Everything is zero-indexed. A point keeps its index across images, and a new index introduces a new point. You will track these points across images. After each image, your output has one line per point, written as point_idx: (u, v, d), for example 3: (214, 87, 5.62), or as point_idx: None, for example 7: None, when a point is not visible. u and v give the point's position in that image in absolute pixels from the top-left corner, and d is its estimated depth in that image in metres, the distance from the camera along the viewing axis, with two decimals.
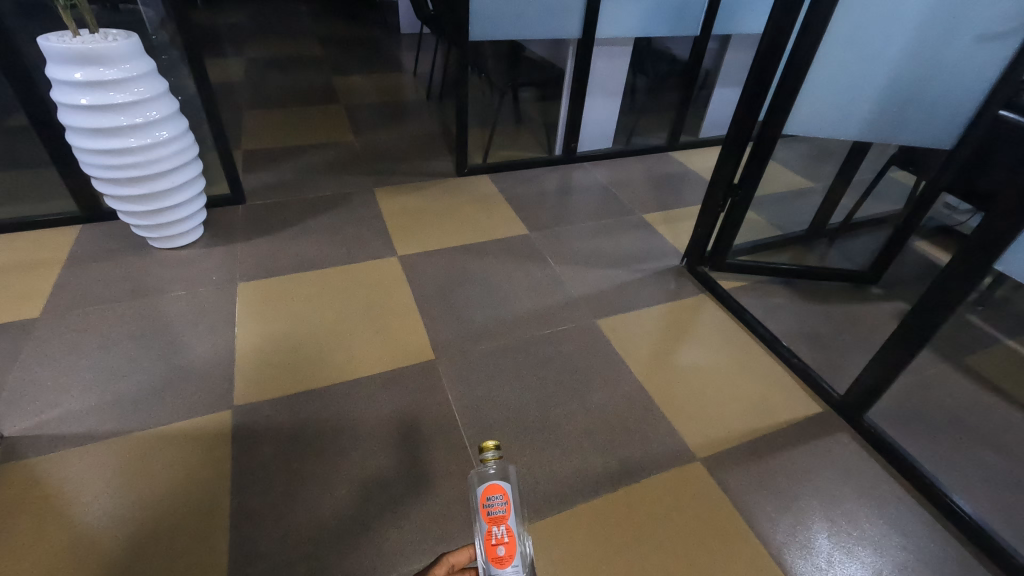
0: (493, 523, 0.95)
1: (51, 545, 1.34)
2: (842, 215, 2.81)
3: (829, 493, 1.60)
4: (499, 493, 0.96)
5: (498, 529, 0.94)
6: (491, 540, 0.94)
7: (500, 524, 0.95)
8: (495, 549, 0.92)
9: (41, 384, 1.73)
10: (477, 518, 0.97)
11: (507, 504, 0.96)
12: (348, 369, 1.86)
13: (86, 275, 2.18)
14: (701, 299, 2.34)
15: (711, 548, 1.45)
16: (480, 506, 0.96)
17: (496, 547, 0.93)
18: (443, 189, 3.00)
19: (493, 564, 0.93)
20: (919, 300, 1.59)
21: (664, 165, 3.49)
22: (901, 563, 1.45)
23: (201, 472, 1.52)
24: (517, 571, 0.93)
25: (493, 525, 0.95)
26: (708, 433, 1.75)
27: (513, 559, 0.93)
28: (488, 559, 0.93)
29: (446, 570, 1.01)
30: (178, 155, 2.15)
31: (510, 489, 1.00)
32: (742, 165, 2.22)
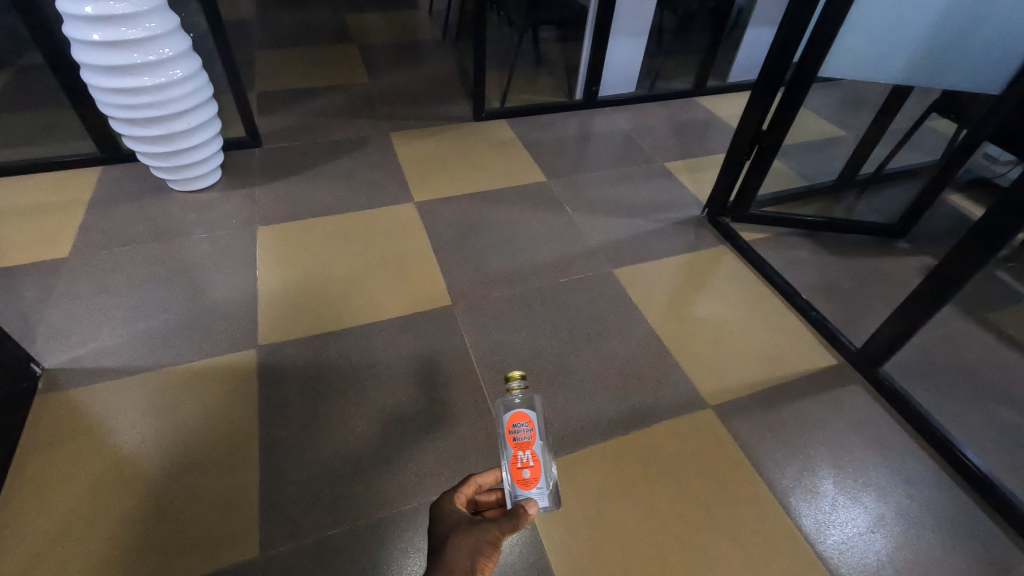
0: (519, 448, 1.00)
1: (96, 469, 1.44)
2: (874, 166, 2.70)
3: (838, 442, 1.63)
4: (524, 421, 1.00)
5: (523, 455, 1.00)
6: (517, 464, 1.00)
7: (526, 450, 1.00)
8: (521, 472, 0.99)
9: (75, 320, 1.80)
10: (503, 442, 1.02)
11: (532, 432, 1.01)
12: (367, 313, 1.90)
13: (110, 217, 2.22)
14: (720, 250, 2.30)
15: (719, 489, 1.50)
16: (505, 431, 1.01)
17: (522, 471, 0.99)
18: (460, 134, 2.93)
19: (519, 485, 1.00)
20: (948, 252, 1.54)
21: (689, 111, 3.35)
22: (904, 509, 1.48)
23: (230, 406, 1.60)
24: (541, 492, 1.00)
25: (519, 450, 1.00)
26: (720, 381, 1.77)
27: (538, 482, 1.00)
28: (514, 480, 1.00)
29: (473, 490, 1.09)
30: (192, 95, 2.12)
31: (535, 417, 1.04)
32: (772, 111, 2.12)
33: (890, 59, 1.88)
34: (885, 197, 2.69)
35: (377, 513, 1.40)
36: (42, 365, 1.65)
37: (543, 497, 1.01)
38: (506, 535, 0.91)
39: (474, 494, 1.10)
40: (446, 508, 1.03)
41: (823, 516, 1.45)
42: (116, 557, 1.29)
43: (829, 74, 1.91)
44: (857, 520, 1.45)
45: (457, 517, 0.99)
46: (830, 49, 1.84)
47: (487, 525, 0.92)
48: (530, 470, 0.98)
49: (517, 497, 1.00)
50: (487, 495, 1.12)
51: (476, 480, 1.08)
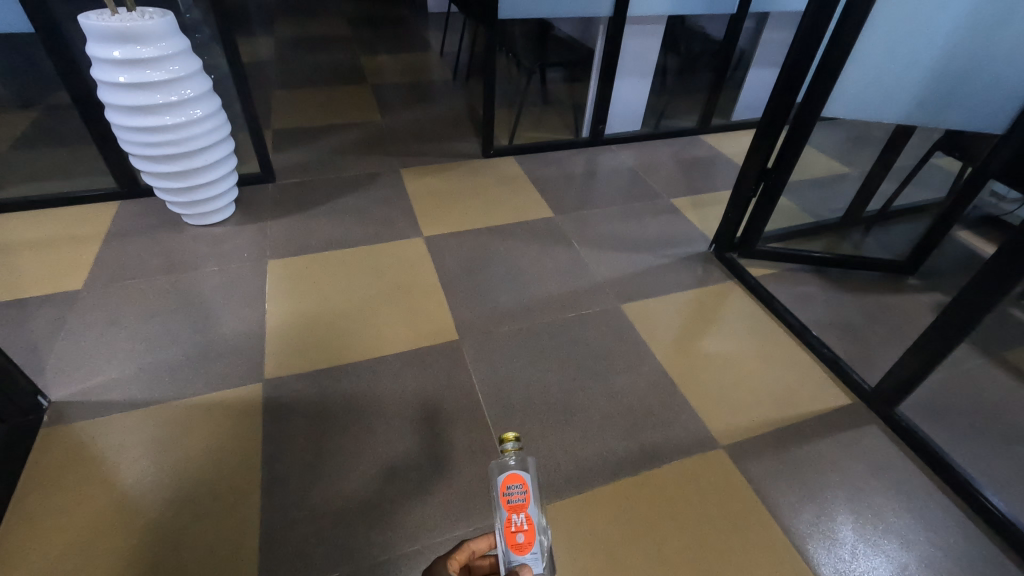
0: (513, 511, 1.01)
1: (97, 505, 1.41)
2: (880, 203, 2.71)
3: (856, 485, 1.58)
4: (518, 483, 1.02)
5: (517, 517, 1.00)
6: (511, 527, 0.99)
7: (520, 512, 1.01)
8: (515, 536, 0.98)
9: (83, 353, 1.81)
10: (497, 506, 1.03)
11: (526, 494, 1.02)
12: (374, 347, 1.90)
13: (125, 250, 2.26)
14: (728, 285, 2.30)
15: (733, 534, 1.45)
16: (500, 494, 1.03)
17: (515, 534, 0.99)
18: (469, 170, 2.99)
19: (512, 550, 0.98)
20: (960, 291, 1.53)
21: (694, 149, 3.41)
22: (928, 558, 1.42)
23: (234, 441, 1.58)
24: (535, 558, 0.98)
25: (513, 513, 1.01)
26: (731, 420, 1.73)
27: (532, 547, 0.99)
28: (508, 546, 0.98)
29: (466, 558, 1.02)
30: (211, 133, 2.19)
31: (529, 480, 1.06)
32: (776, 149, 2.15)
33: (892, 100, 1.92)
34: (892, 233, 2.70)
35: (380, 556, 1.36)
36: (48, 397, 1.65)
37: (537, 563, 0.99)
38: None
39: (467, 559, 1.03)
40: (438, 575, 0.94)
41: (844, 565, 1.39)
42: None
43: (832, 114, 1.95)
44: (878, 569, 1.39)
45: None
46: (832, 90, 1.88)
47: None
48: (524, 532, 0.98)
49: (512, 563, 0.97)
50: (480, 560, 1.05)
51: (470, 545, 1.01)
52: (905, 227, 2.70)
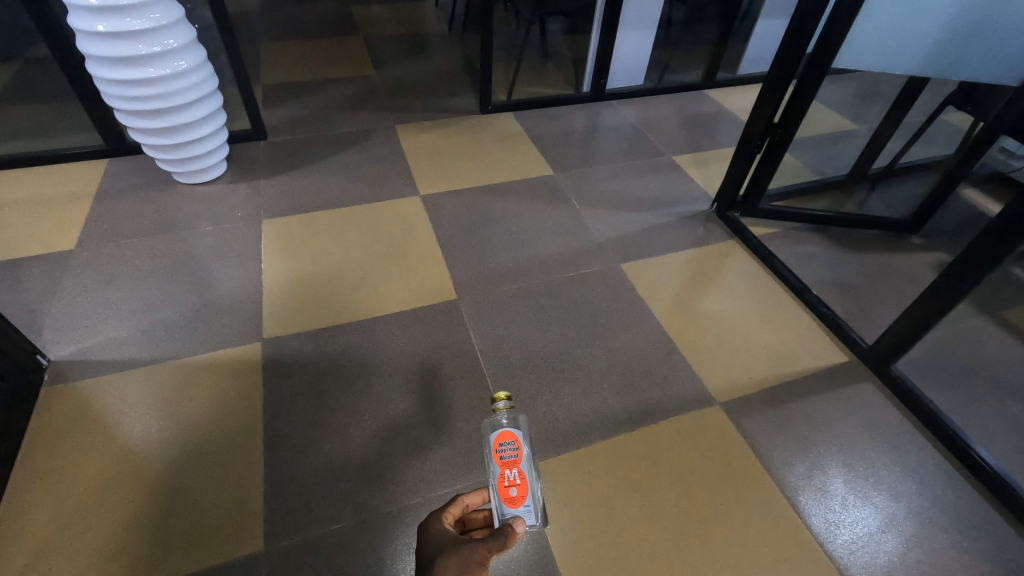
0: (506, 466, 1.05)
1: (103, 460, 1.44)
2: (887, 160, 2.66)
3: (849, 440, 1.60)
4: (510, 440, 1.06)
5: (510, 472, 1.05)
6: (504, 482, 1.05)
7: (512, 467, 1.05)
8: (508, 490, 1.04)
9: (80, 313, 1.80)
10: (490, 462, 1.07)
11: (518, 450, 1.07)
12: (372, 307, 1.89)
13: (117, 209, 2.22)
14: (729, 245, 2.27)
15: (727, 487, 1.48)
16: (492, 451, 1.06)
17: (509, 489, 1.04)
18: (466, 127, 2.91)
19: (506, 503, 1.04)
20: (964, 249, 1.51)
21: (698, 104, 3.31)
22: (916, 508, 1.46)
23: (235, 399, 1.60)
24: (528, 510, 1.04)
25: (506, 469, 1.05)
26: (728, 378, 1.75)
27: (524, 500, 1.05)
28: (502, 499, 1.04)
29: (460, 511, 1.07)
30: (198, 87, 2.10)
31: (521, 436, 1.10)
32: (784, 102, 2.08)
33: (907, 50, 1.84)
34: (898, 191, 2.65)
35: (382, 508, 1.39)
36: (48, 357, 1.65)
37: (529, 515, 1.05)
38: (493, 555, 0.91)
39: (463, 513, 1.09)
40: (435, 528, 1.00)
41: (833, 515, 1.43)
42: (121, 549, 1.29)
43: (843, 65, 1.87)
44: (867, 519, 1.43)
45: (446, 536, 0.97)
46: (845, 38, 1.79)
47: (475, 543, 0.91)
48: (517, 487, 1.03)
49: (505, 515, 1.03)
50: (475, 514, 1.12)
51: (464, 499, 1.06)
52: (911, 185, 2.65)
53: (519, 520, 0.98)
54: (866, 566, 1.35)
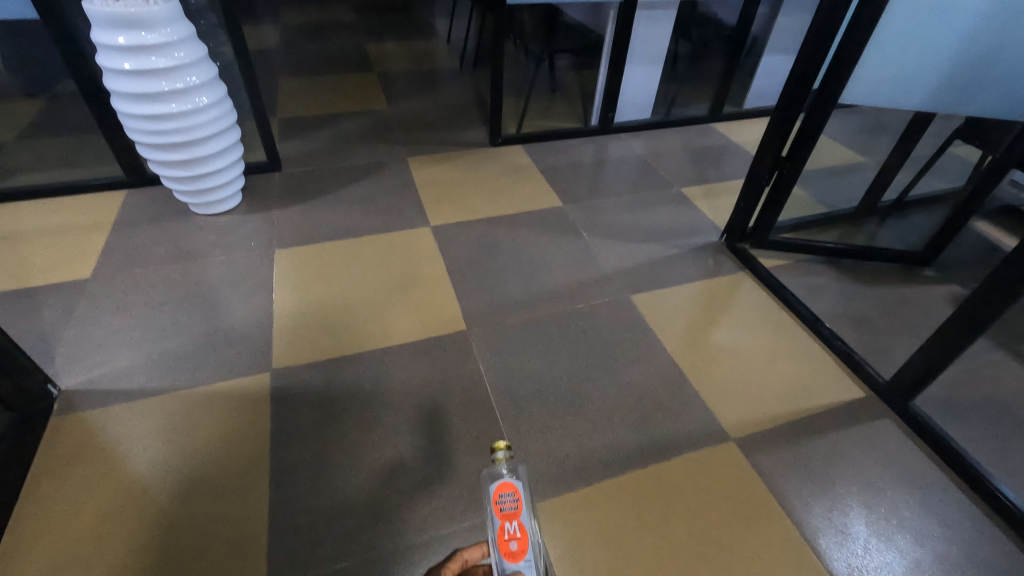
0: (506, 518, 1.01)
1: (108, 492, 1.42)
2: (896, 193, 2.66)
3: (869, 479, 1.56)
4: (510, 491, 1.02)
5: (510, 525, 1.01)
6: (504, 535, 1.00)
7: (513, 520, 1.01)
8: (508, 544, 0.99)
9: (93, 341, 1.82)
10: (490, 514, 1.03)
11: (518, 502, 1.03)
12: (381, 337, 1.89)
13: (133, 238, 2.26)
14: (739, 277, 2.26)
15: (744, 529, 1.43)
16: (492, 503, 1.02)
17: (508, 542, 0.99)
18: (476, 159, 2.96)
19: (506, 558, 0.99)
20: (980, 284, 1.49)
21: (705, 137, 3.35)
22: (943, 554, 1.40)
23: (243, 431, 1.58)
24: (529, 565, 0.99)
25: (506, 521, 1.01)
26: (741, 413, 1.71)
27: (525, 554, 0.99)
28: (502, 553, 0.99)
29: (461, 567, 1.08)
30: (217, 121, 2.17)
31: (521, 487, 1.06)
32: (791, 137, 2.10)
33: (912, 86, 1.86)
34: (908, 224, 2.64)
35: (388, 546, 1.36)
36: (59, 386, 1.66)
37: (530, 571, 1.00)
38: None
39: (462, 568, 1.09)
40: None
41: (855, 560, 1.38)
42: None
43: (850, 101, 1.90)
44: (891, 564, 1.37)
45: None
46: (850, 75, 1.82)
47: None
48: (517, 540, 0.98)
49: (506, 571, 0.98)
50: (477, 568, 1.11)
51: (462, 554, 1.07)
52: (921, 217, 2.65)
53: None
54: None
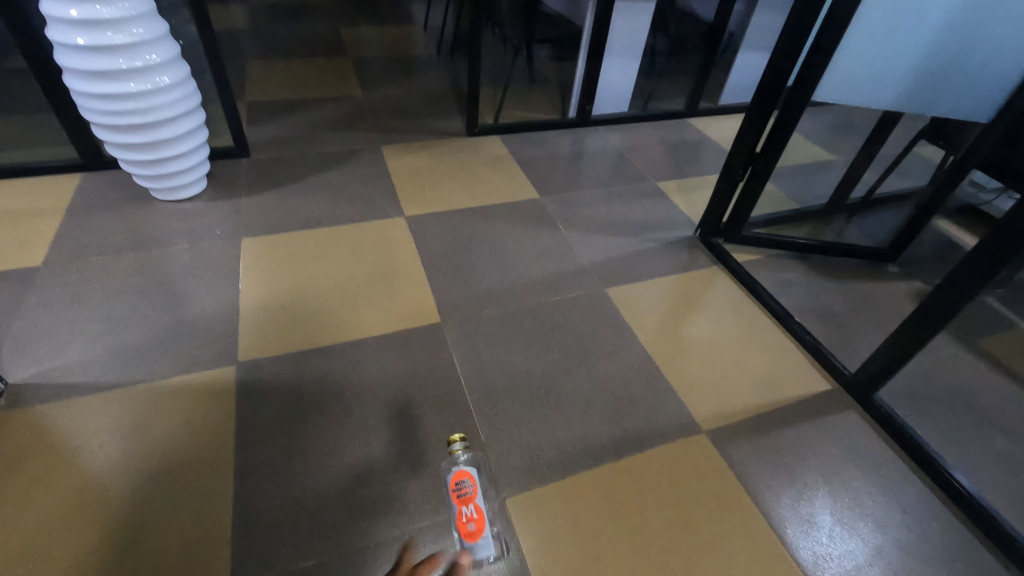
0: (464, 503, 1.32)
1: (59, 491, 1.35)
2: (863, 191, 2.73)
3: (834, 469, 1.59)
4: (467, 478, 1.34)
5: (467, 508, 1.31)
6: (462, 517, 1.30)
7: (469, 504, 1.32)
8: (467, 525, 1.29)
9: (45, 332, 1.72)
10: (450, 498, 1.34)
11: (473, 487, 1.34)
12: (353, 329, 1.84)
13: (89, 224, 2.14)
14: (713, 271, 2.29)
15: (714, 519, 1.45)
16: (452, 488, 1.34)
17: (466, 523, 1.29)
18: (452, 149, 2.91)
19: (466, 537, 1.29)
20: (942, 280, 1.53)
21: (681, 132, 3.37)
22: (902, 540, 1.45)
23: (206, 426, 1.52)
24: (486, 540, 1.31)
25: (464, 505, 1.32)
26: (713, 406, 1.74)
27: (482, 532, 1.30)
28: (462, 533, 1.29)
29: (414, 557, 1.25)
30: (179, 102, 2.07)
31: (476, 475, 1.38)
32: (765, 133, 2.12)
33: (883, 86, 1.89)
34: (875, 221, 2.71)
35: (358, 543, 1.33)
36: (6, 379, 1.56)
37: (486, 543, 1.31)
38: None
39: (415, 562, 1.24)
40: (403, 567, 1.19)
41: (821, 548, 1.41)
42: None
43: (823, 99, 1.91)
44: (854, 552, 1.41)
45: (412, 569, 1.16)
46: (825, 73, 1.84)
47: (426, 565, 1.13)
48: (473, 521, 1.29)
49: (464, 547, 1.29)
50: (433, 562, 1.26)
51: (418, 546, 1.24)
52: (887, 214, 2.73)
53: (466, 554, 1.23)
54: None
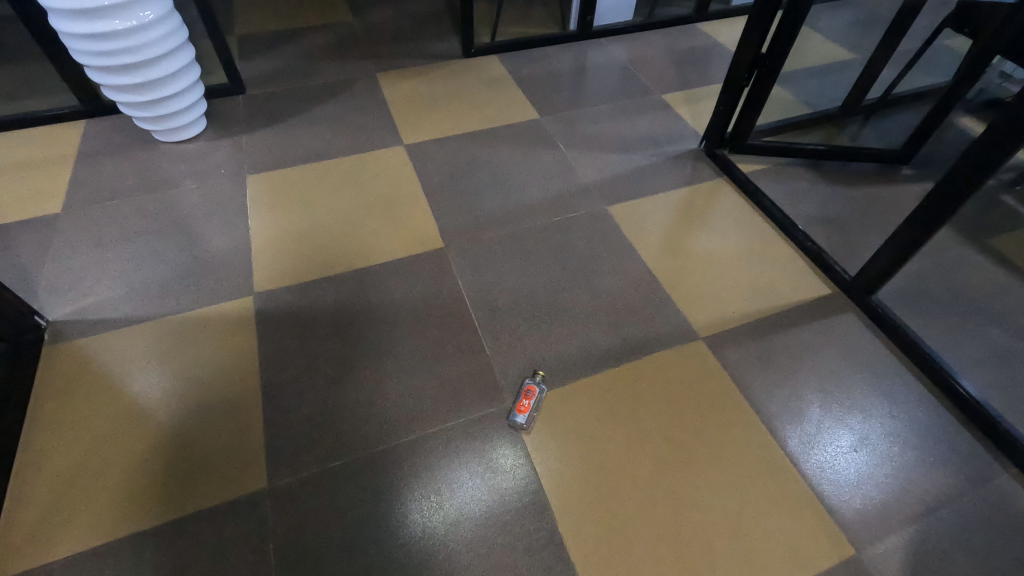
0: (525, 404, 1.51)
1: (111, 411, 1.50)
2: (880, 90, 2.59)
3: (827, 367, 1.66)
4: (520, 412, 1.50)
5: (526, 400, 1.52)
6: (524, 399, 1.52)
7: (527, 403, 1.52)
8: (525, 394, 1.53)
9: (75, 274, 1.83)
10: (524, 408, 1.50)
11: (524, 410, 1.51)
12: (361, 258, 1.91)
13: (100, 170, 2.20)
14: (717, 183, 2.26)
15: (709, 415, 1.54)
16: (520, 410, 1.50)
17: (526, 397, 1.52)
18: (449, 72, 2.82)
19: (531, 387, 1.55)
20: (948, 173, 1.50)
21: (690, 39, 3.18)
22: (889, 429, 1.52)
23: (232, 351, 1.65)
24: (541, 389, 1.56)
25: (526, 405, 1.51)
26: (712, 312, 1.79)
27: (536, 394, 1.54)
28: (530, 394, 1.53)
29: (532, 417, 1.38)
30: (166, 38, 2.04)
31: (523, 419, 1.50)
32: (772, 31, 2.01)
33: None
34: (892, 122, 2.58)
35: (378, 447, 1.46)
36: (46, 317, 1.69)
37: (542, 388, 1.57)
38: None
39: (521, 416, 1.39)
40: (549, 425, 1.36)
41: (809, 438, 1.50)
42: (134, 493, 1.36)
43: None
44: (841, 441, 1.50)
45: None
46: None
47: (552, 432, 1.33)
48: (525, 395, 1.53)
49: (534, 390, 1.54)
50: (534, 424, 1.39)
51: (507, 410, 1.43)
52: (905, 114, 2.58)
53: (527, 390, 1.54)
54: (837, 483, 1.42)
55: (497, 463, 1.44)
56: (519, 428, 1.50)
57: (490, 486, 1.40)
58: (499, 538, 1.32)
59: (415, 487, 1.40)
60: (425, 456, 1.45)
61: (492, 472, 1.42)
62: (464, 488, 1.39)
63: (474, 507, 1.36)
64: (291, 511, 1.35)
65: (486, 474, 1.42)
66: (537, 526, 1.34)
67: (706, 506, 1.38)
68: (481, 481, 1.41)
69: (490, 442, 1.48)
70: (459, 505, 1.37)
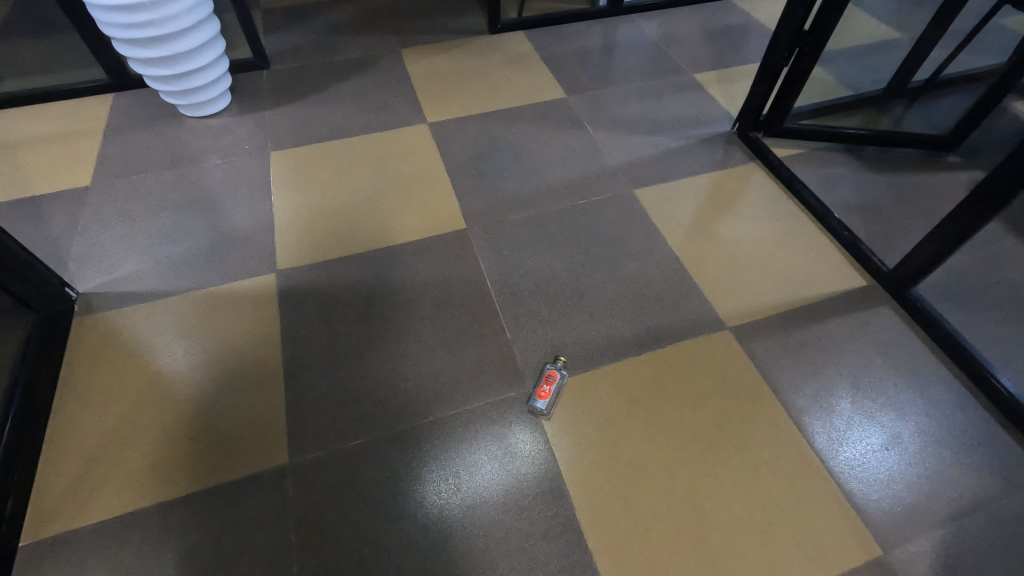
0: (547, 389, 1.49)
1: (136, 384, 1.53)
2: (929, 72, 2.44)
3: (860, 361, 1.60)
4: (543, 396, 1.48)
5: (547, 385, 1.50)
6: (546, 383, 1.50)
7: (549, 387, 1.49)
8: (548, 378, 1.50)
9: (103, 247, 1.85)
10: (546, 391, 1.48)
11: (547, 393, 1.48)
12: (383, 237, 1.89)
13: (127, 144, 2.22)
14: (749, 167, 2.18)
15: (733, 409, 1.50)
16: (543, 394, 1.48)
17: (548, 382, 1.50)
18: (475, 49, 2.75)
19: (554, 371, 1.52)
20: (1000, 163, 1.41)
21: (725, 16, 3.05)
22: (922, 428, 1.47)
23: (255, 328, 1.65)
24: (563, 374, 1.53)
25: (548, 389, 1.49)
26: (740, 302, 1.73)
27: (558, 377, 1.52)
28: (551, 377, 1.51)
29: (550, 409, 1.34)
30: (192, 12, 2.01)
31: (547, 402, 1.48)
32: (816, 7, 1.89)
33: None
34: (939, 106, 2.44)
35: (396, 428, 1.46)
36: (75, 289, 1.72)
37: (564, 372, 1.54)
38: None
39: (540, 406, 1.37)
40: None
41: (838, 434, 1.45)
42: (157, 464, 1.39)
43: None
44: (871, 439, 1.45)
45: None
46: None
47: None
48: (547, 379, 1.50)
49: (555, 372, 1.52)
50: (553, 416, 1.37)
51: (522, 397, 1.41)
52: (954, 99, 2.44)
53: (550, 375, 1.51)
54: (866, 482, 1.38)
55: (515, 447, 1.43)
56: (538, 413, 1.48)
57: (508, 471, 1.39)
58: (516, 523, 1.32)
59: (434, 468, 1.40)
60: (444, 438, 1.44)
61: (510, 456, 1.41)
62: (482, 472, 1.39)
63: (491, 491, 1.36)
64: (312, 487, 1.36)
65: (505, 458, 1.41)
66: (554, 513, 1.33)
67: (727, 501, 1.35)
68: (499, 465, 1.40)
69: (508, 427, 1.47)
70: (477, 488, 1.36)
